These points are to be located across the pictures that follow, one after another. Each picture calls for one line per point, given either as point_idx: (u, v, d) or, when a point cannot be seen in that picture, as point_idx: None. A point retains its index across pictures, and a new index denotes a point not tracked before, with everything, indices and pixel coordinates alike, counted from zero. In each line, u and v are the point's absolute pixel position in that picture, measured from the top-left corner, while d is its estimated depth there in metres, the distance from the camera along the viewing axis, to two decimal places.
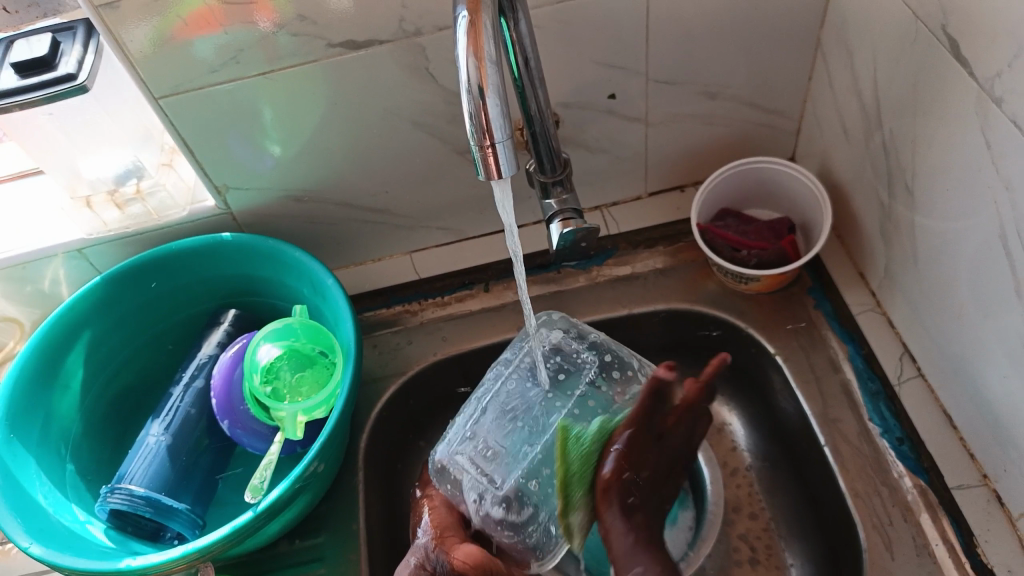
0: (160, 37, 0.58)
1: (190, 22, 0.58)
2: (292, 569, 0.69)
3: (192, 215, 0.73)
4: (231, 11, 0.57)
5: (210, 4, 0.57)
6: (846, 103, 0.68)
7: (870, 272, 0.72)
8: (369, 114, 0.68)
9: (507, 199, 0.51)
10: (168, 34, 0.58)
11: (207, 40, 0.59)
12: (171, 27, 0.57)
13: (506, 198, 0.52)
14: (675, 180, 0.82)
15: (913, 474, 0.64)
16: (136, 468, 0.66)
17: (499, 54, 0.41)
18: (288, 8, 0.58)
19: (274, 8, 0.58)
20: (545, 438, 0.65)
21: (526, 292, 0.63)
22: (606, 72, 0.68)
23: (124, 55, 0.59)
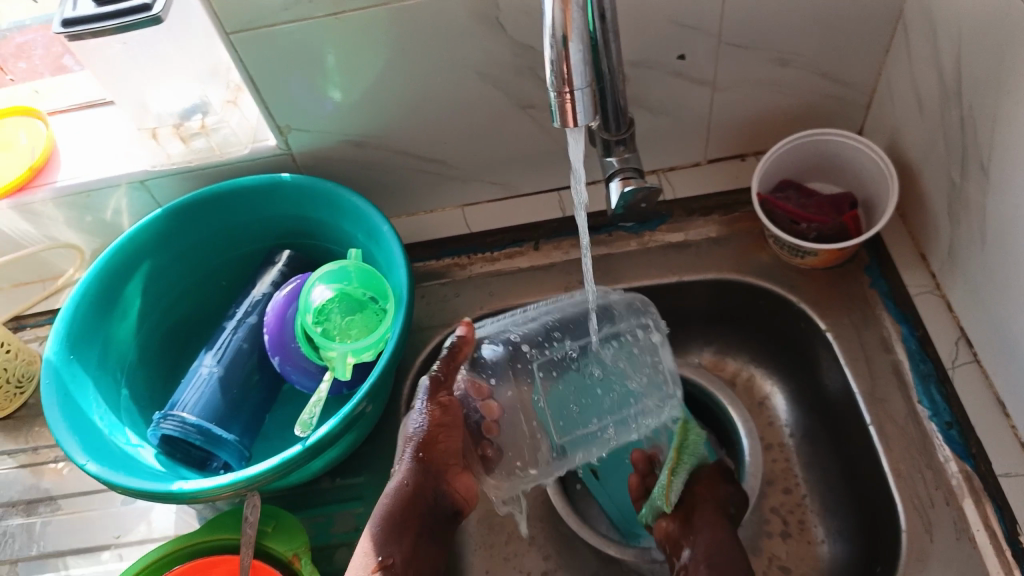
0: None
1: None
2: (333, 504, 0.70)
3: (253, 154, 0.74)
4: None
5: None
6: (924, 76, 0.66)
7: (932, 254, 0.71)
8: (435, 61, 0.68)
9: (578, 147, 0.52)
10: None
11: None
12: None
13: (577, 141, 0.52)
14: (735, 148, 0.81)
15: (959, 459, 0.63)
16: (188, 397, 0.68)
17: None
18: None
19: None
20: (555, 394, 0.71)
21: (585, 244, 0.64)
22: (677, 31, 0.67)
23: None
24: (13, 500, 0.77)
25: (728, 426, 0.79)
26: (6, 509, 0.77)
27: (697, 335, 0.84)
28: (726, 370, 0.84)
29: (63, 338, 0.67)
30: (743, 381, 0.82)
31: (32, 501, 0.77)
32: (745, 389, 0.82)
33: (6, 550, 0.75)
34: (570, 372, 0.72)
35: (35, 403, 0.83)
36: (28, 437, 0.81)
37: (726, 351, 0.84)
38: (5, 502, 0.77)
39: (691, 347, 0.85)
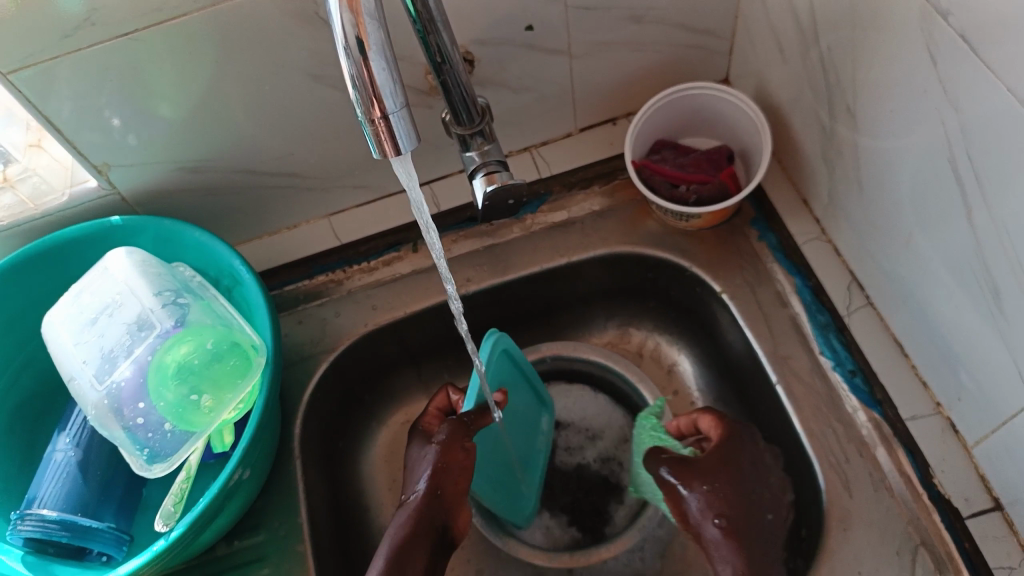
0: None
1: None
2: (234, 571, 0.64)
3: (74, 200, 0.65)
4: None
5: None
6: (781, 18, 0.63)
7: (813, 199, 0.69)
8: (257, 69, 0.60)
9: (411, 180, 0.45)
10: None
11: None
12: None
13: (414, 183, 0.46)
14: (606, 113, 0.77)
15: (867, 408, 0.62)
16: (46, 489, 0.58)
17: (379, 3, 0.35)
18: None
19: None
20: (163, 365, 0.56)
21: (444, 262, 0.56)
22: (519, 3, 0.61)
23: None
24: None
25: (637, 404, 0.77)
26: None
27: (596, 313, 0.81)
28: (631, 343, 0.80)
29: None
30: (649, 352, 0.80)
31: None
32: (652, 359, 0.79)
33: None
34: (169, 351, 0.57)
35: None
36: None
37: (629, 322, 0.80)
38: None
39: (593, 326, 0.81)
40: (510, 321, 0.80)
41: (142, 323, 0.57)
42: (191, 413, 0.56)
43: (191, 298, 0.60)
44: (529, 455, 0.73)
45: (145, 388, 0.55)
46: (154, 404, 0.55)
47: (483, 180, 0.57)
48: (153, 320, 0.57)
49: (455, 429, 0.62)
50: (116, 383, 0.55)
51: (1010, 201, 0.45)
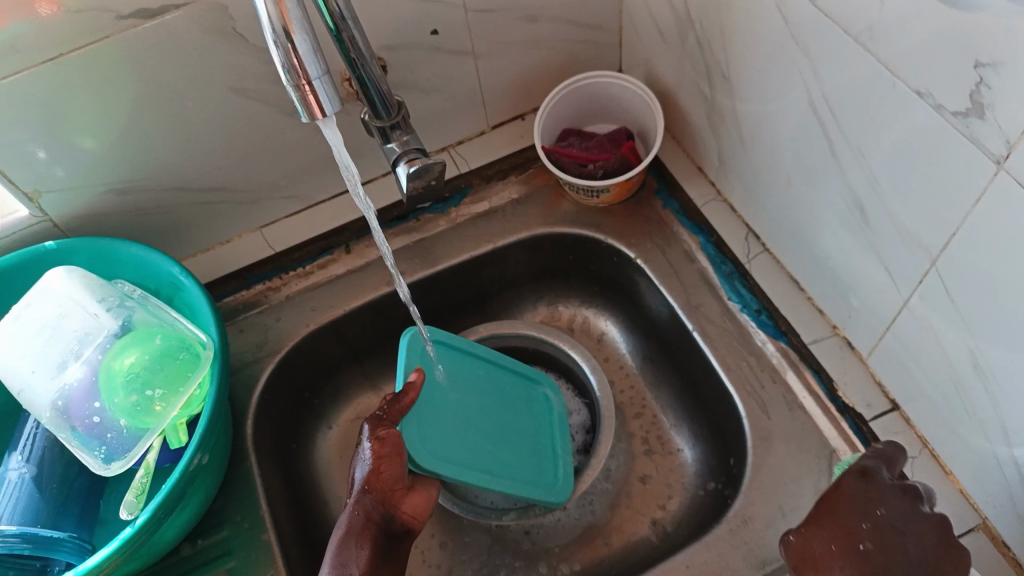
0: None
1: None
2: (201, 569, 0.65)
3: (5, 229, 0.67)
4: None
5: None
6: (657, 5, 0.71)
7: (706, 164, 0.76)
8: (180, 87, 0.64)
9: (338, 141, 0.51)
10: None
11: None
12: None
13: (338, 141, 0.52)
14: (513, 109, 0.83)
15: (774, 340, 0.70)
16: (1, 506, 0.58)
17: None
18: None
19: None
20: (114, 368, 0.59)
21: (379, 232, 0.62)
22: (422, 8, 0.67)
23: None
24: None
25: (574, 371, 0.82)
26: None
27: (526, 295, 0.86)
28: (561, 319, 0.86)
29: None
30: (579, 326, 0.85)
31: None
32: (582, 331, 0.85)
33: None
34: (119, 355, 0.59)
35: None
36: None
37: (556, 301, 0.86)
38: None
39: (524, 308, 0.87)
40: (445, 312, 0.84)
41: (91, 329, 0.59)
42: (146, 413, 0.58)
43: (138, 303, 0.62)
44: (503, 434, 0.71)
45: (98, 388, 0.58)
46: (108, 402, 0.57)
47: (403, 163, 0.60)
48: (101, 326, 0.59)
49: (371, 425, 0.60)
50: (68, 385, 0.57)
51: (862, 126, 0.53)
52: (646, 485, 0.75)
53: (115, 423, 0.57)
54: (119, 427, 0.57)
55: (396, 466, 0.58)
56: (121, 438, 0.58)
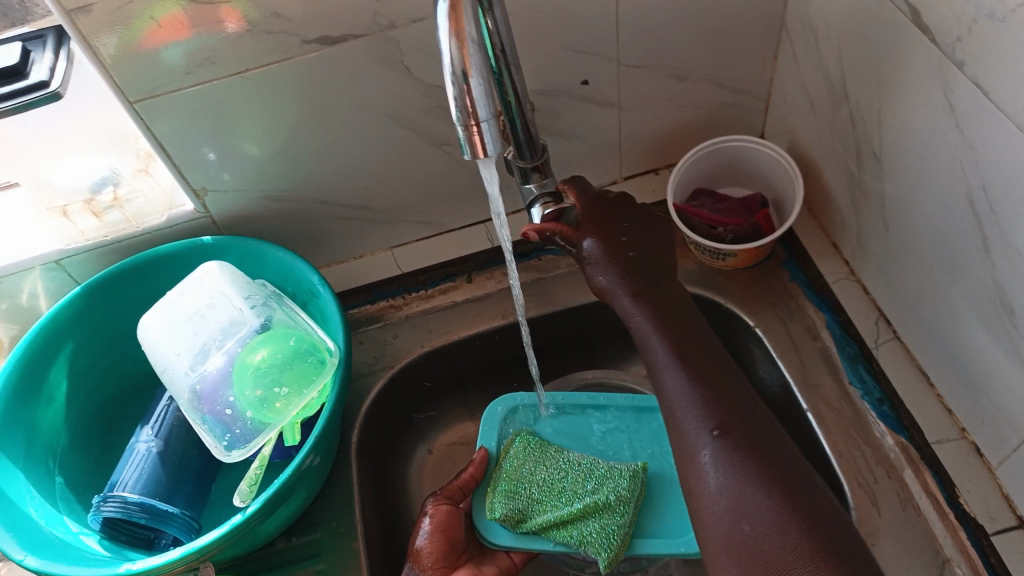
0: (130, 42, 0.58)
1: (160, 27, 0.58)
2: (292, 566, 0.67)
3: (170, 221, 0.73)
4: (195, 15, 0.57)
5: (177, 13, 0.57)
6: (812, 79, 0.70)
7: (842, 242, 0.75)
8: (343, 110, 0.68)
9: (492, 177, 0.53)
10: (136, 42, 0.58)
11: (175, 48, 0.59)
12: (140, 32, 0.57)
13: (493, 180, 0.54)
14: (648, 162, 0.84)
15: (894, 433, 0.66)
16: (128, 475, 0.63)
17: (478, 30, 0.43)
18: (255, 15, 0.58)
19: (239, 13, 0.58)
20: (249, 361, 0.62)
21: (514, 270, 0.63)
22: (578, 59, 0.69)
23: (97, 61, 0.58)
24: None
25: None
26: None
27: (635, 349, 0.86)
28: None
29: None
30: None
31: None
32: None
33: None
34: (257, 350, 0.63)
35: None
36: None
37: None
38: None
39: (631, 361, 0.86)
40: (554, 352, 0.85)
41: (235, 323, 0.64)
42: (270, 412, 0.61)
43: (278, 304, 0.66)
44: None
45: (232, 378, 0.61)
46: (239, 393, 0.61)
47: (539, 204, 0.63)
48: (246, 321, 0.64)
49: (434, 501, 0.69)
50: (207, 371, 0.61)
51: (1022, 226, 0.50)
52: None
53: (242, 414, 0.61)
54: (243, 419, 0.61)
55: (437, 541, 0.66)
56: (246, 432, 0.61)
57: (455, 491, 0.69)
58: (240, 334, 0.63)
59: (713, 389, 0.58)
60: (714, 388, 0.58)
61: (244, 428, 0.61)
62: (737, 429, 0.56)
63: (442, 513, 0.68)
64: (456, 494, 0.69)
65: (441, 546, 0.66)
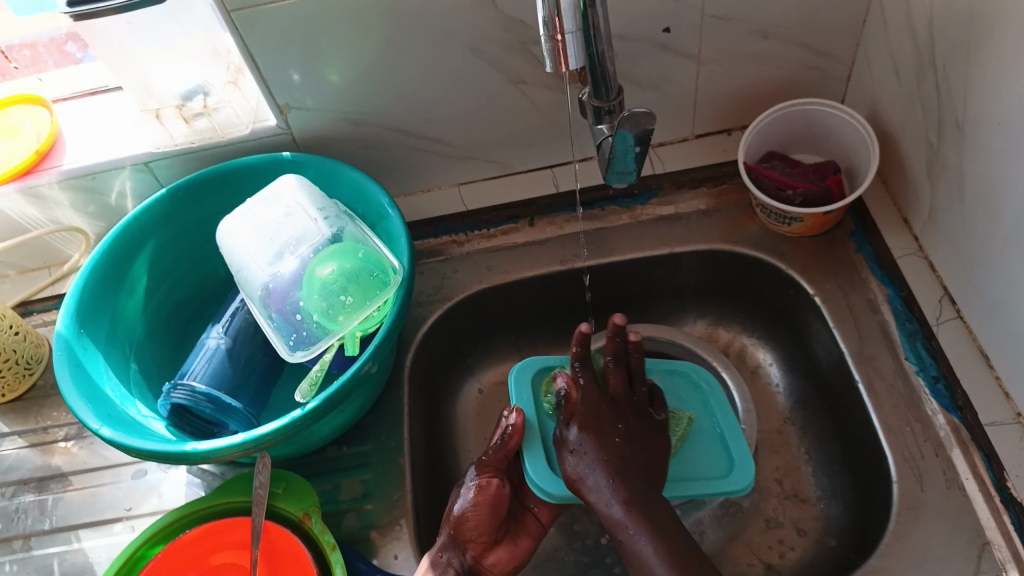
0: None
1: None
2: (339, 472, 0.70)
3: (254, 134, 0.76)
4: None
5: None
6: (900, 44, 0.69)
7: (914, 217, 0.73)
8: (427, 38, 0.70)
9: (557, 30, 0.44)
10: None
11: None
12: None
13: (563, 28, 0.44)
14: (721, 123, 0.83)
15: (946, 412, 0.66)
16: (197, 367, 0.67)
17: None
18: None
19: None
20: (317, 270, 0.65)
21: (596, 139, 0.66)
22: (663, 5, 0.69)
23: None
24: (25, 479, 0.76)
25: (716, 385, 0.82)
26: (17, 487, 0.75)
27: (689, 310, 0.86)
28: (719, 339, 0.86)
29: (72, 314, 0.66)
30: (735, 350, 0.85)
31: (43, 479, 0.76)
32: (738, 357, 0.84)
33: (18, 526, 0.73)
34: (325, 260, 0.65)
35: (43, 386, 0.82)
36: (38, 417, 0.79)
37: (718, 322, 0.86)
38: (17, 481, 0.76)
39: (684, 321, 0.87)
40: (608, 305, 0.86)
41: (308, 233, 0.66)
42: (334, 320, 0.63)
43: (350, 220, 0.69)
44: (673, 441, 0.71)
45: (301, 283, 0.64)
46: (307, 298, 0.64)
47: (625, 131, 0.61)
48: (318, 232, 0.66)
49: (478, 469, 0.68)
50: (279, 275, 0.65)
51: None
52: (770, 526, 0.73)
53: (307, 319, 0.64)
54: (307, 323, 0.64)
55: (481, 518, 0.65)
56: (310, 336, 0.64)
57: (498, 462, 0.68)
58: (311, 244, 0.66)
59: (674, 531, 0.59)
60: (672, 534, 0.59)
61: (308, 334, 0.64)
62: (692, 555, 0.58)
63: (492, 489, 0.66)
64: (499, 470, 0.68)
65: (482, 524, 0.65)
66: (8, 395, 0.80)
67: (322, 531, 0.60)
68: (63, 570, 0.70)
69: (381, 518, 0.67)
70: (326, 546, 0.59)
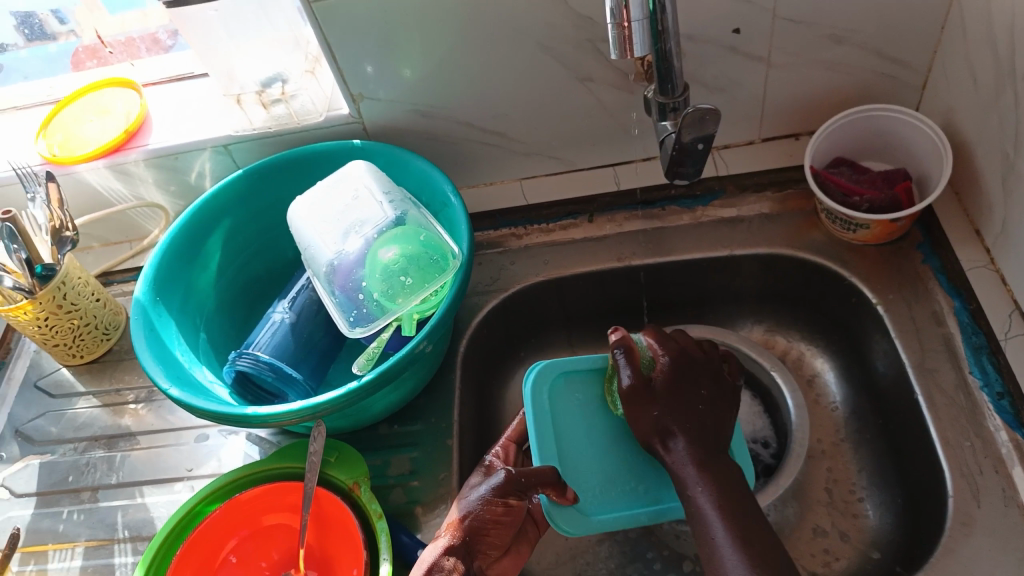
0: None
1: None
2: (390, 448, 0.73)
3: (327, 122, 0.79)
4: None
5: None
6: (979, 52, 0.67)
7: (986, 229, 0.71)
8: (498, 34, 0.71)
9: None
10: None
11: None
12: None
13: None
14: (788, 128, 0.83)
15: (1009, 429, 0.64)
16: (262, 338, 0.70)
17: None
18: None
19: None
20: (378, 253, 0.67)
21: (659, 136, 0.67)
22: (734, 6, 0.69)
23: None
24: (95, 435, 0.80)
25: (771, 393, 0.81)
26: (90, 443, 0.80)
27: (747, 314, 0.86)
28: (776, 347, 0.85)
29: (150, 281, 0.70)
30: (792, 358, 0.83)
31: (112, 437, 0.80)
32: (794, 365, 0.83)
33: (87, 479, 0.77)
34: (388, 244, 0.67)
35: (119, 350, 0.86)
36: (111, 380, 0.84)
37: (776, 328, 0.85)
38: (89, 437, 0.81)
39: (740, 325, 0.86)
40: (663, 305, 0.86)
41: (373, 217, 0.69)
42: (393, 300, 0.66)
43: (414, 206, 0.71)
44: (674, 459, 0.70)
45: (364, 265, 0.67)
46: (369, 278, 0.66)
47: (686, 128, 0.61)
48: (383, 216, 0.69)
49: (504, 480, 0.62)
50: (344, 255, 0.68)
51: None
52: (818, 536, 0.72)
53: (367, 298, 0.66)
54: (367, 302, 0.66)
55: (492, 536, 0.61)
56: (369, 315, 0.67)
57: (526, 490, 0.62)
58: (375, 228, 0.68)
59: (741, 496, 0.59)
60: (736, 511, 0.58)
61: (367, 312, 0.67)
62: (761, 543, 0.56)
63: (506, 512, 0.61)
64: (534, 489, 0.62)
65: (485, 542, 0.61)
66: (86, 357, 0.85)
67: (370, 500, 0.63)
68: (126, 523, 0.74)
69: (428, 496, 0.69)
70: (372, 514, 0.62)
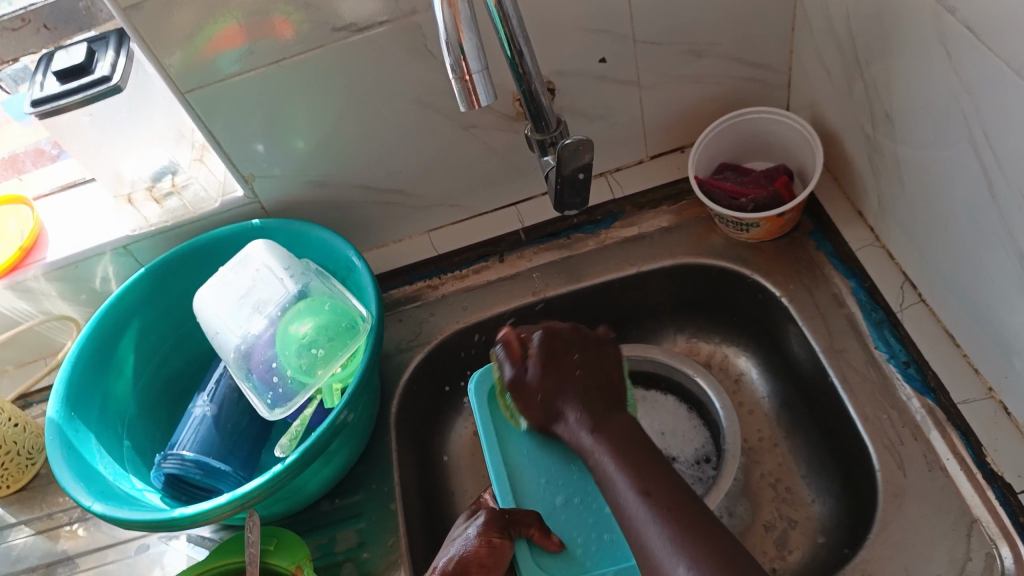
0: (189, 52, 0.65)
1: (216, 41, 0.65)
2: (334, 523, 0.72)
3: (222, 207, 0.79)
4: (249, 27, 0.65)
5: (233, 25, 0.64)
6: (826, 47, 0.71)
7: (866, 209, 0.75)
8: (376, 97, 0.73)
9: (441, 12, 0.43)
10: (196, 51, 0.65)
11: (228, 56, 0.66)
12: (199, 45, 0.65)
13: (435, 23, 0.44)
14: (672, 142, 0.86)
15: (920, 395, 0.66)
16: (185, 437, 0.69)
17: (473, 14, 0.49)
18: (300, 24, 0.65)
19: (292, 25, 0.65)
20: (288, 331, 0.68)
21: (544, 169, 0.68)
22: (594, 38, 0.72)
23: (162, 69, 0.66)
24: (34, 566, 0.77)
25: (701, 400, 0.82)
26: (27, 575, 0.77)
27: (667, 326, 0.87)
28: (700, 353, 0.86)
29: (62, 399, 0.69)
30: (718, 361, 0.85)
31: (50, 564, 0.77)
32: (721, 368, 0.85)
33: None
34: (296, 321, 0.68)
35: (46, 472, 0.84)
36: (43, 505, 0.82)
37: (698, 335, 0.87)
38: (26, 568, 0.77)
39: (663, 338, 0.88)
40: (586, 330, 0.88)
41: (278, 296, 0.69)
42: (309, 375, 0.66)
43: (318, 278, 0.72)
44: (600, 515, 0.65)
45: (276, 344, 0.67)
46: (282, 356, 0.67)
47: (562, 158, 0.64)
48: (289, 293, 0.69)
49: (489, 518, 0.62)
50: (253, 336, 0.68)
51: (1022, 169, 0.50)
52: (770, 532, 0.73)
53: (281, 377, 0.67)
54: (282, 381, 0.67)
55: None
56: (285, 392, 0.67)
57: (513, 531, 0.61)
58: (283, 305, 0.69)
59: (639, 451, 0.56)
60: (686, 518, 0.51)
61: (282, 390, 0.67)
62: (663, 491, 0.53)
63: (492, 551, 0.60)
64: (519, 526, 0.61)
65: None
66: (13, 487, 0.82)
67: None
68: None
69: (378, 565, 0.68)
70: None
